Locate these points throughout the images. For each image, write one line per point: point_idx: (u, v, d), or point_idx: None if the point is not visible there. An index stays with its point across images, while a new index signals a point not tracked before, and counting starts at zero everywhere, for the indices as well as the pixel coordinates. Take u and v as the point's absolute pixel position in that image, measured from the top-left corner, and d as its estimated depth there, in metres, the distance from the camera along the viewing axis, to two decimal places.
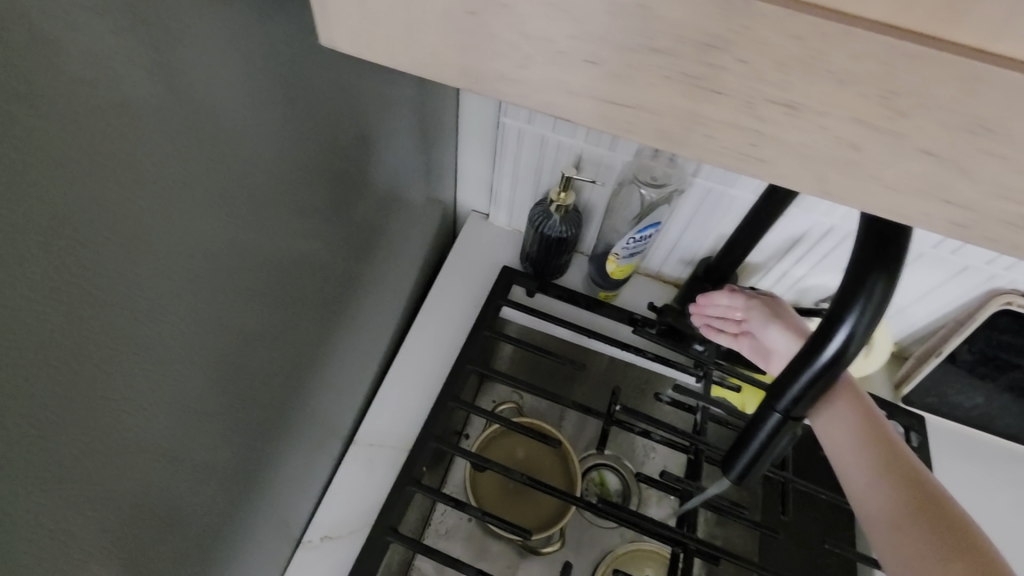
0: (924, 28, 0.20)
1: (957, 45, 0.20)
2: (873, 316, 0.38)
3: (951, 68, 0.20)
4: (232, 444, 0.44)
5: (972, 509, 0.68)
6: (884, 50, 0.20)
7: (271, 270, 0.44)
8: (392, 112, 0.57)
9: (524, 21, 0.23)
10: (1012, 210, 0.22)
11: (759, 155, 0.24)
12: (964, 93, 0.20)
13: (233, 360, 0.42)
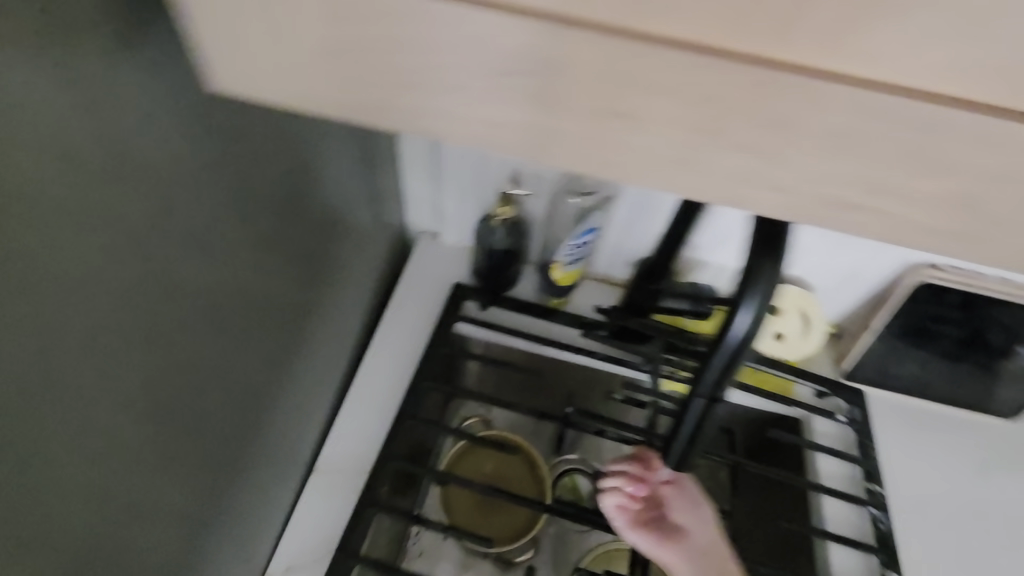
0: (719, 43, 0.21)
1: (748, 57, 0.21)
2: (769, 294, 0.40)
3: (747, 74, 0.21)
4: (180, 472, 0.47)
5: (907, 469, 0.75)
6: (690, 63, 0.21)
7: (210, 306, 0.46)
8: (331, 151, 0.62)
9: (378, 53, 0.24)
10: (824, 192, 0.24)
11: (611, 161, 0.25)
12: (764, 94, 0.21)
13: (175, 396, 0.44)
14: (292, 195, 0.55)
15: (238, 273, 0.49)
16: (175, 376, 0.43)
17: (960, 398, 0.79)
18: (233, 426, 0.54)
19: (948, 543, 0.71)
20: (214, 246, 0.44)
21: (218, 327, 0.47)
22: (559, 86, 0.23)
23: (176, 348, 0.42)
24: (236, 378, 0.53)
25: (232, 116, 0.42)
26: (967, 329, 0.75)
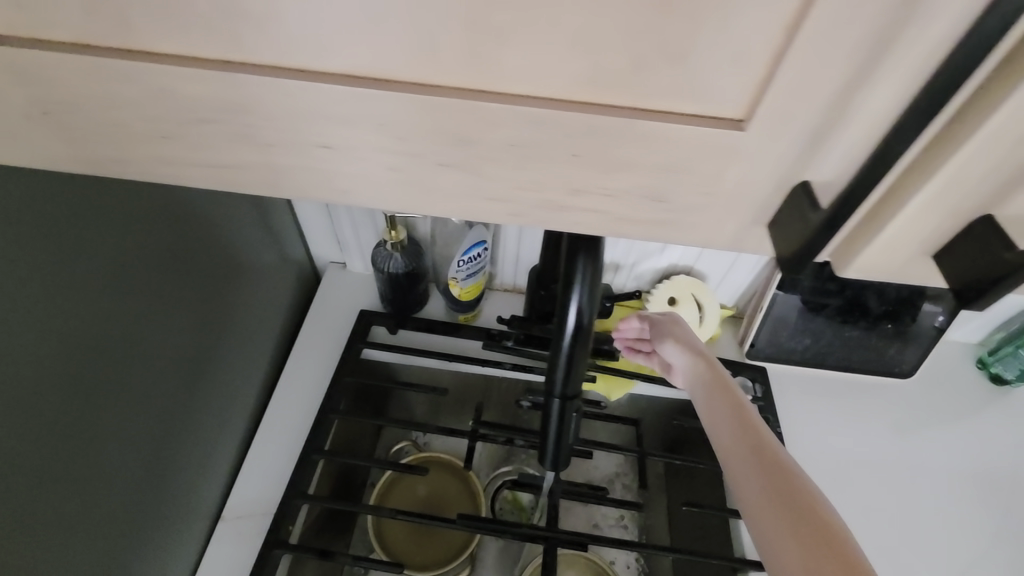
0: (376, 74, 0.23)
1: (403, 84, 0.23)
2: (590, 292, 0.41)
3: (408, 99, 0.23)
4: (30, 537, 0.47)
5: (811, 437, 0.78)
6: (356, 95, 0.23)
7: (43, 372, 0.47)
8: (190, 203, 0.62)
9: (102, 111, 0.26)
10: (531, 197, 0.26)
11: (341, 186, 0.27)
12: (430, 116, 0.23)
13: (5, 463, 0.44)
14: (156, 251, 0.58)
15: (93, 334, 0.51)
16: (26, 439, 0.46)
17: (859, 365, 0.82)
18: (117, 479, 0.56)
19: (855, 506, 0.73)
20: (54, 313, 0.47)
21: (76, 388, 0.50)
22: (267, 130, 0.25)
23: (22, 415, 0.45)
24: (114, 433, 0.55)
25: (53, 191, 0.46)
26: (845, 299, 0.77)
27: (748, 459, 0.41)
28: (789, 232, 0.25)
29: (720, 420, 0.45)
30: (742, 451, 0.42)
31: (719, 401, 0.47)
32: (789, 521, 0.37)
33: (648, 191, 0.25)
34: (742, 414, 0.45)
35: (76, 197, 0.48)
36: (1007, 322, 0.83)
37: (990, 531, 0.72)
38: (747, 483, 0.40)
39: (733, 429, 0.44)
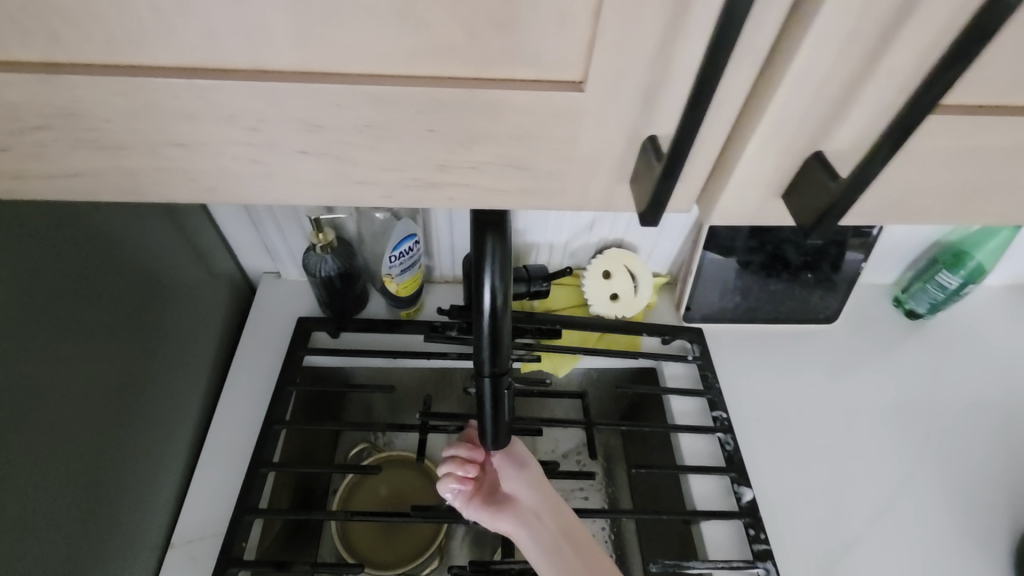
0: (208, 62, 0.22)
1: (240, 71, 0.22)
2: (502, 270, 0.42)
3: (248, 87, 0.23)
4: None
5: (751, 389, 0.82)
6: (193, 87, 0.23)
7: None
8: (103, 224, 0.59)
9: None
10: (401, 176, 0.26)
11: (204, 185, 0.26)
12: (276, 102, 0.23)
13: None
14: (63, 275, 0.54)
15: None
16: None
17: (788, 316, 0.87)
18: (44, 519, 0.52)
19: (796, 447, 0.77)
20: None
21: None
22: (106, 131, 0.24)
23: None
24: (40, 471, 0.52)
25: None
26: (766, 254, 0.82)
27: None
28: (647, 185, 0.25)
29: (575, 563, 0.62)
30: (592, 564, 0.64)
31: (576, 537, 0.64)
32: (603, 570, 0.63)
33: (513, 161, 0.25)
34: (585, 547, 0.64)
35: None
36: (917, 261, 0.89)
37: (914, 454, 0.77)
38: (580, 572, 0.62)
39: (588, 566, 0.64)
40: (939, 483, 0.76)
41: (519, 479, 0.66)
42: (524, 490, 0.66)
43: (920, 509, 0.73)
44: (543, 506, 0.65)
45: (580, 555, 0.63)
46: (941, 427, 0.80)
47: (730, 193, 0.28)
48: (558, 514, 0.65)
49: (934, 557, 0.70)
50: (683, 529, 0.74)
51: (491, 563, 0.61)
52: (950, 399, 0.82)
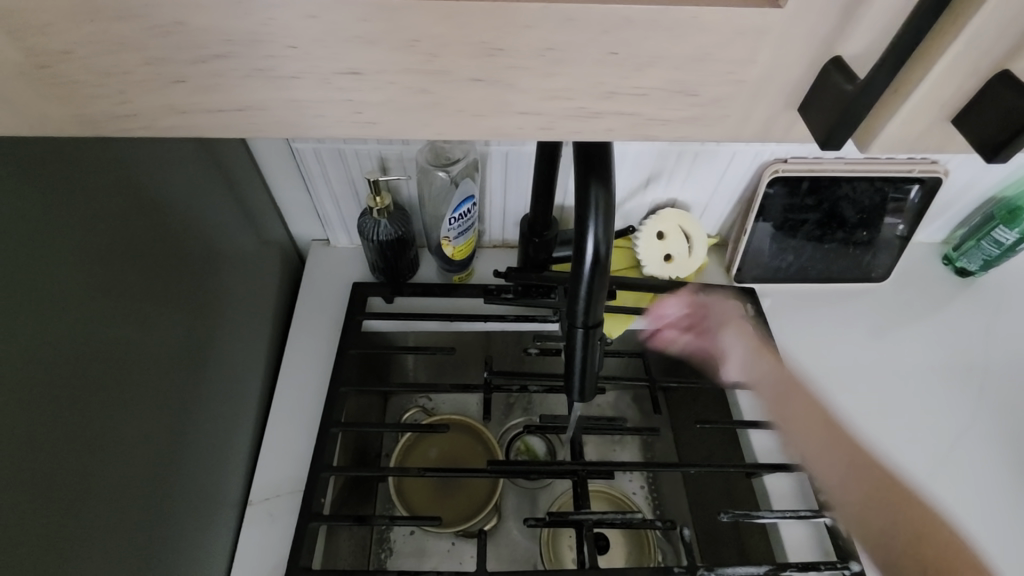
0: None
1: None
2: (606, 220, 0.42)
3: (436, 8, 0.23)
4: (60, 535, 0.46)
5: (808, 347, 0.82)
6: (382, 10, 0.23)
7: (56, 365, 0.46)
8: (168, 183, 0.60)
9: (95, 61, 0.24)
10: (565, 105, 0.26)
11: (367, 118, 0.27)
12: (462, 27, 0.23)
13: (34, 463, 0.44)
14: (123, 221, 0.53)
15: (68, 311, 0.47)
16: (21, 423, 0.42)
17: (839, 275, 0.87)
18: (138, 472, 0.55)
19: (850, 400, 0.78)
20: (19, 281, 0.43)
21: (63, 368, 0.46)
22: (285, 59, 0.24)
23: (7, 400, 0.41)
24: (116, 419, 0.52)
25: (9, 147, 0.42)
26: (822, 212, 0.82)
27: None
28: (817, 109, 0.26)
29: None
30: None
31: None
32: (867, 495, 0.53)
33: (682, 87, 0.26)
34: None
35: (42, 160, 0.45)
36: (969, 216, 0.89)
37: (972, 410, 0.78)
38: (806, 449, 0.59)
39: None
40: (995, 435, 0.76)
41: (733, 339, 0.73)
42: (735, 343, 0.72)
43: (979, 462, 0.74)
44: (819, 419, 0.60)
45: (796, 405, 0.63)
46: (1000, 383, 0.80)
47: (897, 119, 0.26)
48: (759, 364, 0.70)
49: (994, 503, 0.71)
50: (737, 480, 0.76)
51: (567, 513, 0.63)
52: (1007, 355, 0.83)
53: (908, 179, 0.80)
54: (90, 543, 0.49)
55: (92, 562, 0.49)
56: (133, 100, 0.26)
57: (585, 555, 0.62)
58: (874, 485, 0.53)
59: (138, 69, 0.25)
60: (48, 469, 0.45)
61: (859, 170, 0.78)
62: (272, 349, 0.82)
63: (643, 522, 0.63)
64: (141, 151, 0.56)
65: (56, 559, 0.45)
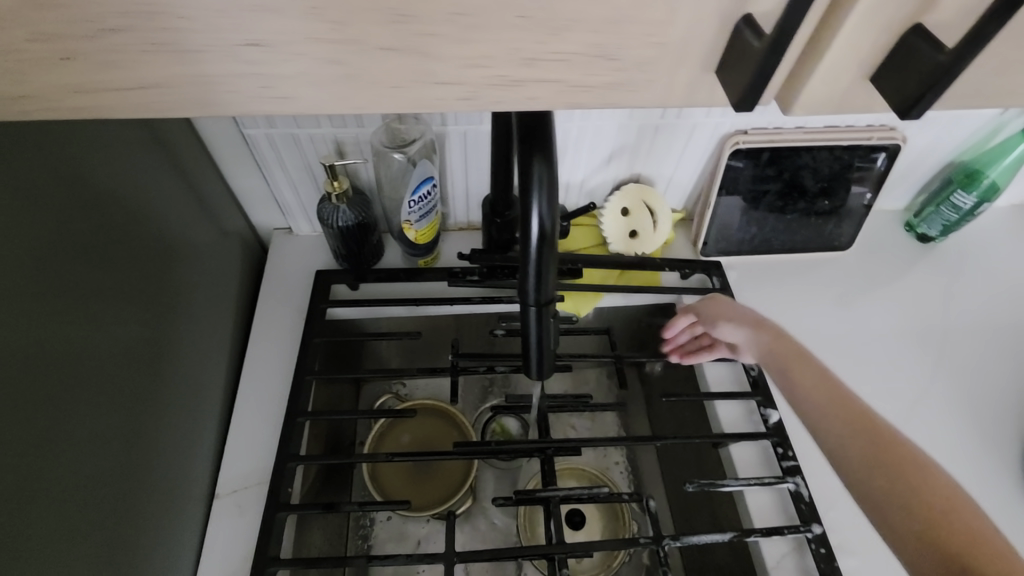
0: None
1: None
2: (550, 195, 0.41)
3: None
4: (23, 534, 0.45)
5: (774, 317, 0.83)
6: None
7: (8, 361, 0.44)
8: (114, 172, 0.58)
9: None
10: (484, 73, 0.26)
11: (278, 93, 0.26)
12: None
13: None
14: (68, 212, 0.51)
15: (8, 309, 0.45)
16: None
17: (804, 245, 0.88)
18: (101, 467, 0.54)
19: (815, 368, 0.79)
20: None
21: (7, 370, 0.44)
22: (180, 31, 0.23)
23: None
24: (70, 418, 0.50)
25: None
26: (783, 182, 0.82)
27: (829, 389, 0.55)
28: (737, 71, 0.25)
29: (784, 375, 0.60)
30: (821, 388, 0.56)
31: (779, 352, 0.62)
32: (862, 441, 0.51)
33: (603, 51, 0.25)
34: (809, 365, 0.59)
35: None
36: (927, 183, 0.90)
37: (931, 371, 0.80)
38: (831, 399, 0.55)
39: (845, 410, 0.53)
40: (955, 394, 0.78)
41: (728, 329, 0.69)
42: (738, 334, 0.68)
43: (938, 421, 0.76)
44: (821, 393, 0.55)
45: (802, 368, 0.59)
46: (959, 344, 0.82)
47: (819, 78, 0.26)
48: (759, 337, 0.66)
49: (955, 461, 0.73)
50: (706, 450, 0.77)
51: (535, 491, 0.63)
52: (965, 317, 0.85)
53: (868, 147, 0.80)
54: (54, 541, 0.48)
55: (52, 565, 0.48)
56: (27, 81, 0.25)
57: (553, 531, 0.63)
58: (873, 446, 0.50)
59: (22, 47, 0.23)
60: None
61: (819, 138, 0.78)
62: (236, 341, 0.80)
63: (612, 495, 0.64)
64: (83, 138, 0.53)
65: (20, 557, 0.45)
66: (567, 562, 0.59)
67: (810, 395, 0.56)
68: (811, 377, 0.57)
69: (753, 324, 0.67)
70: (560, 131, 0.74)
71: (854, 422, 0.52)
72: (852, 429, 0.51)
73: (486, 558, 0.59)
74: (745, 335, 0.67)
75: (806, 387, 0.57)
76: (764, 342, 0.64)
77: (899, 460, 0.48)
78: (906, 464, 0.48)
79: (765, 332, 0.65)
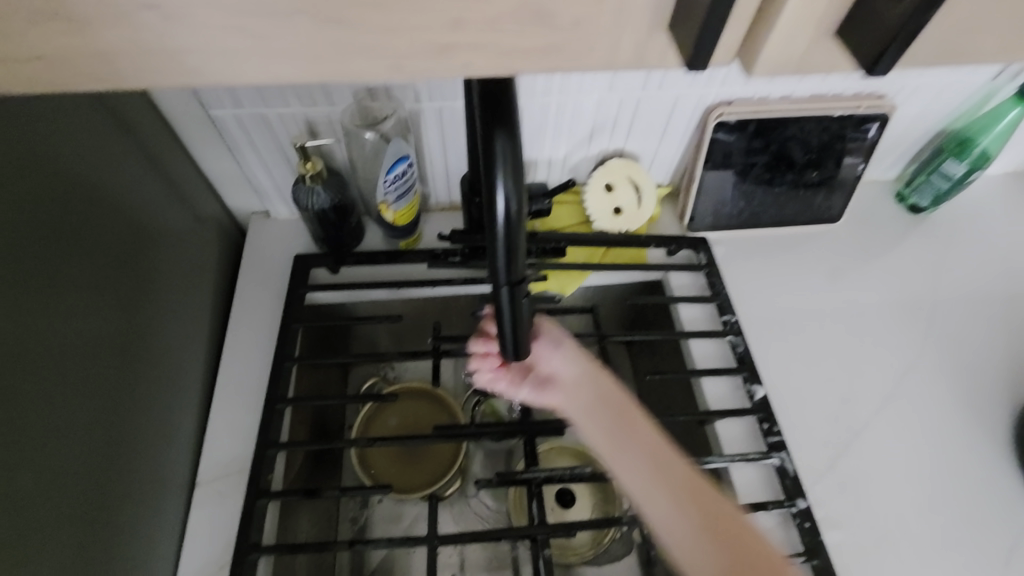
0: None
1: None
2: (516, 172, 0.40)
3: None
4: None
5: (761, 293, 0.82)
6: None
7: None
8: (79, 157, 0.55)
9: None
10: (401, 39, 0.25)
11: (190, 61, 0.25)
12: None
13: None
14: (31, 198, 0.49)
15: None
16: None
17: (792, 219, 0.86)
18: (78, 460, 0.53)
19: (802, 343, 0.78)
20: None
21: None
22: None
23: None
24: (42, 410, 0.49)
25: None
26: (771, 155, 0.80)
27: (648, 457, 0.51)
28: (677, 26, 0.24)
29: (606, 428, 0.54)
30: (650, 450, 0.51)
31: (616, 404, 0.55)
32: (664, 483, 0.49)
33: (534, 8, 0.24)
34: (640, 422, 0.53)
35: None
36: (919, 151, 0.88)
37: (920, 344, 0.79)
38: (619, 449, 0.52)
39: (678, 482, 0.49)
40: (945, 367, 0.77)
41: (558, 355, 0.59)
42: (568, 364, 0.58)
43: (926, 394, 0.75)
44: (607, 423, 0.54)
45: (628, 430, 0.53)
46: (950, 318, 0.81)
47: None
48: (587, 389, 0.57)
49: (943, 436, 0.73)
50: (693, 428, 0.77)
51: (517, 472, 0.63)
52: (956, 290, 0.83)
53: (859, 116, 0.78)
54: (29, 535, 0.47)
55: (29, 559, 0.47)
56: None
57: (535, 511, 0.62)
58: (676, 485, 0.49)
59: None
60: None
61: (807, 108, 0.76)
62: (215, 327, 0.79)
63: (595, 474, 0.64)
64: (39, 122, 0.51)
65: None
66: (550, 542, 0.59)
67: (632, 467, 0.51)
68: (635, 438, 0.52)
69: (587, 361, 0.58)
70: (538, 107, 0.72)
71: (649, 467, 0.50)
72: (678, 508, 0.48)
73: (468, 541, 0.59)
74: (575, 371, 0.58)
75: (628, 450, 0.52)
76: (598, 383, 0.57)
77: (736, 546, 0.46)
78: (740, 550, 0.46)
79: (598, 374, 0.57)
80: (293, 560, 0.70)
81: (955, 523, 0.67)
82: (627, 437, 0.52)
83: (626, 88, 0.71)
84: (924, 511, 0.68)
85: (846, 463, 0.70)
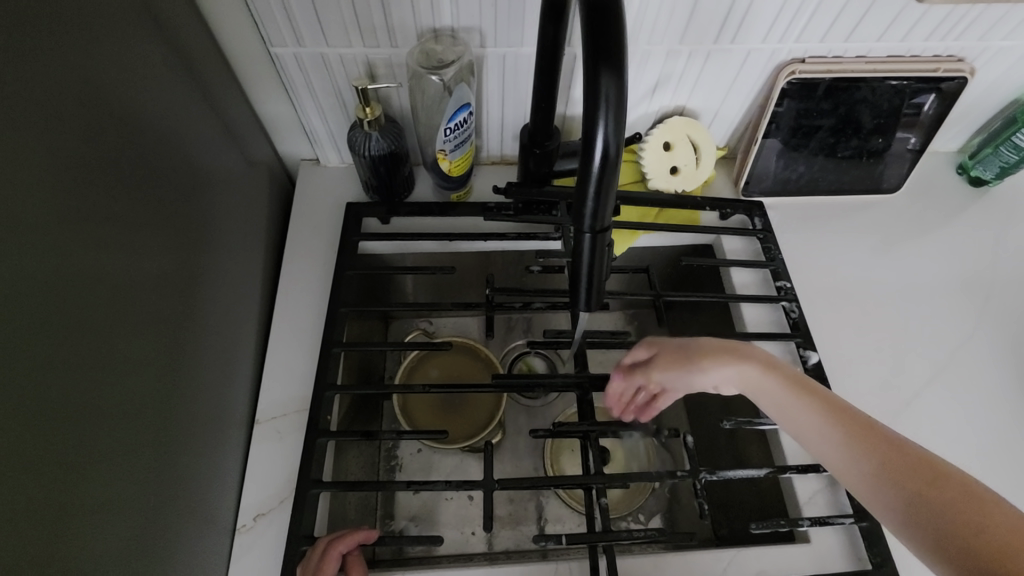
0: None
1: None
2: (616, 115, 0.39)
3: None
4: (80, 448, 0.46)
5: (815, 260, 0.81)
6: None
7: (53, 279, 0.44)
8: (140, 90, 0.55)
9: None
10: None
11: None
12: None
13: (47, 377, 0.43)
14: (97, 128, 0.49)
15: (36, 220, 0.43)
16: (33, 335, 0.42)
17: (851, 186, 0.84)
18: (148, 390, 0.55)
19: (855, 313, 0.78)
20: (14, 189, 0.41)
21: (44, 284, 0.43)
22: None
23: (14, 309, 0.41)
24: (107, 338, 0.50)
25: None
26: (838, 117, 0.77)
27: (831, 426, 0.53)
28: None
29: (780, 404, 0.56)
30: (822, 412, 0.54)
31: (774, 379, 0.57)
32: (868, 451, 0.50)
33: None
34: (811, 396, 0.55)
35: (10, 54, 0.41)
36: (989, 121, 0.85)
37: (975, 318, 0.78)
38: (804, 425, 0.54)
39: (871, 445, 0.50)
40: (1000, 342, 0.77)
41: (703, 376, 0.59)
42: (720, 377, 0.59)
43: (980, 367, 0.75)
44: (782, 401, 0.56)
45: (801, 405, 0.55)
46: (1007, 293, 0.80)
47: None
48: (750, 375, 0.58)
49: (995, 410, 0.72)
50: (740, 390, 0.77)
51: (572, 423, 0.64)
52: (1015, 264, 0.82)
53: (934, 80, 0.75)
54: (106, 457, 0.49)
55: (100, 479, 0.48)
56: None
57: (590, 462, 0.64)
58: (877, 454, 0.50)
59: None
60: (42, 388, 0.43)
61: (881, 68, 0.73)
62: (268, 272, 0.80)
63: (650, 429, 0.64)
64: (106, 52, 0.51)
65: (81, 467, 0.46)
66: (606, 491, 0.60)
67: (821, 436, 0.53)
68: (810, 410, 0.55)
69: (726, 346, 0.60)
70: None
71: (844, 438, 0.52)
72: (875, 473, 0.49)
73: (525, 487, 0.60)
74: (729, 370, 0.59)
75: (808, 421, 0.54)
76: (756, 372, 0.58)
77: (934, 481, 0.47)
78: (942, 483, 0.46)
79: (752, 360, 0.59)
80: (345, 499, 0.72)
81: (1005, 493, 0.67)
82: (802, 413, 0.55)
83: (696, 40, 0.69)
84: (975, 480, 0.68)
85: (896, 431, 0.70)
